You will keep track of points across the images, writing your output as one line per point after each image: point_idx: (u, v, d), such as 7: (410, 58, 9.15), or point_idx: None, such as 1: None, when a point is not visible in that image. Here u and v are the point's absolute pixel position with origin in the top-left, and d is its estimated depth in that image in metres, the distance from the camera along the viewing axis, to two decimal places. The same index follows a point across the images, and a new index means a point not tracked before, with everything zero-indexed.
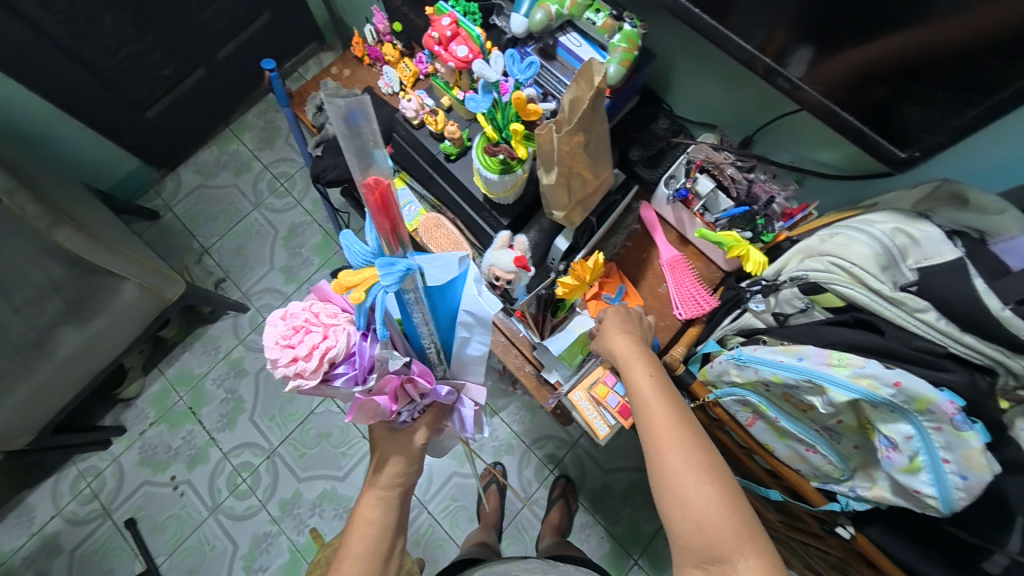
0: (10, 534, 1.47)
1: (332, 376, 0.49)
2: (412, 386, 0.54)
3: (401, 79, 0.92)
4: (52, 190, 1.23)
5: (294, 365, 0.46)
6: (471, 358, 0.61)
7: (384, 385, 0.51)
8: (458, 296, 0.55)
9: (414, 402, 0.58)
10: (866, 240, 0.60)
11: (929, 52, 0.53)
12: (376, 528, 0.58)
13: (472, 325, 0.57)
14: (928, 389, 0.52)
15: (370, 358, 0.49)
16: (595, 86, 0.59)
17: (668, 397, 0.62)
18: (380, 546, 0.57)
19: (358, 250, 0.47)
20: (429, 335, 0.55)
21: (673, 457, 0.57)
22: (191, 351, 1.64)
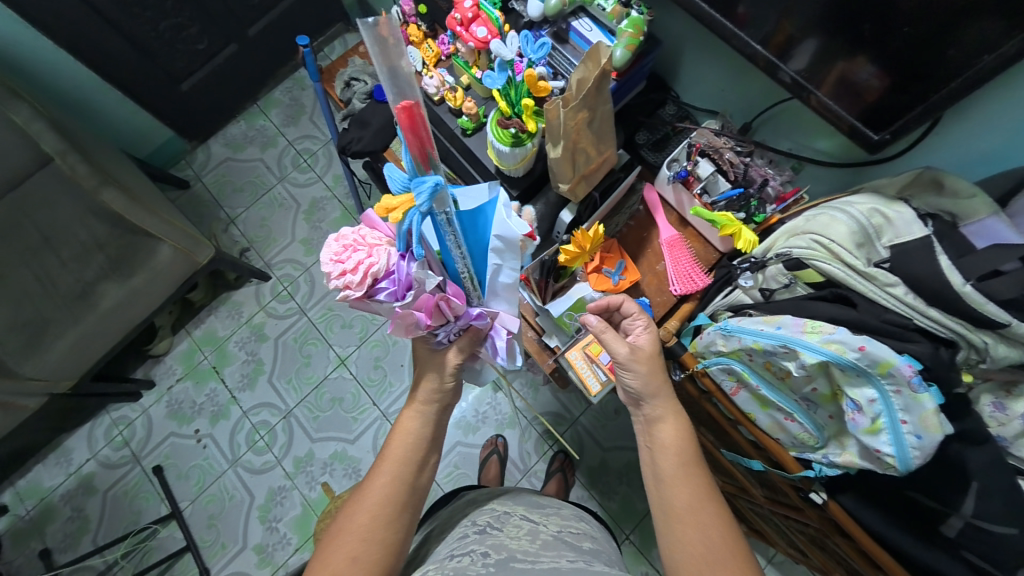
0: (50, 473, 1.60)
1: (375, 291, 0.59)
2: (446, 306, 0.63)
3: (423, 58, 0.98)
4: (98, 153, 1.33)
5: (345, 279, 0.55)
6: (504, 286, 0.67)
7: (419, 302, 0.59)
8: (490, 222, 0.60)
9: (449, 323, 0.66)
10: (845, 219, 0.65)
11: (902, 38, 0.57)
12: (414, 436, 0.69)
13: (502, 252, 0.62)
14: (889, 354, 0.58)
15: (406, 276, 0.57)
16: (601, 66, 0.65)
17: (683, 445, 0.67)
18: (415, 451, 0.68)
19: (397, 177, 0.54)
20: (462, 262, 0.62)
21: (685, 486, 0.64)
22: (217, 315, 1.74)
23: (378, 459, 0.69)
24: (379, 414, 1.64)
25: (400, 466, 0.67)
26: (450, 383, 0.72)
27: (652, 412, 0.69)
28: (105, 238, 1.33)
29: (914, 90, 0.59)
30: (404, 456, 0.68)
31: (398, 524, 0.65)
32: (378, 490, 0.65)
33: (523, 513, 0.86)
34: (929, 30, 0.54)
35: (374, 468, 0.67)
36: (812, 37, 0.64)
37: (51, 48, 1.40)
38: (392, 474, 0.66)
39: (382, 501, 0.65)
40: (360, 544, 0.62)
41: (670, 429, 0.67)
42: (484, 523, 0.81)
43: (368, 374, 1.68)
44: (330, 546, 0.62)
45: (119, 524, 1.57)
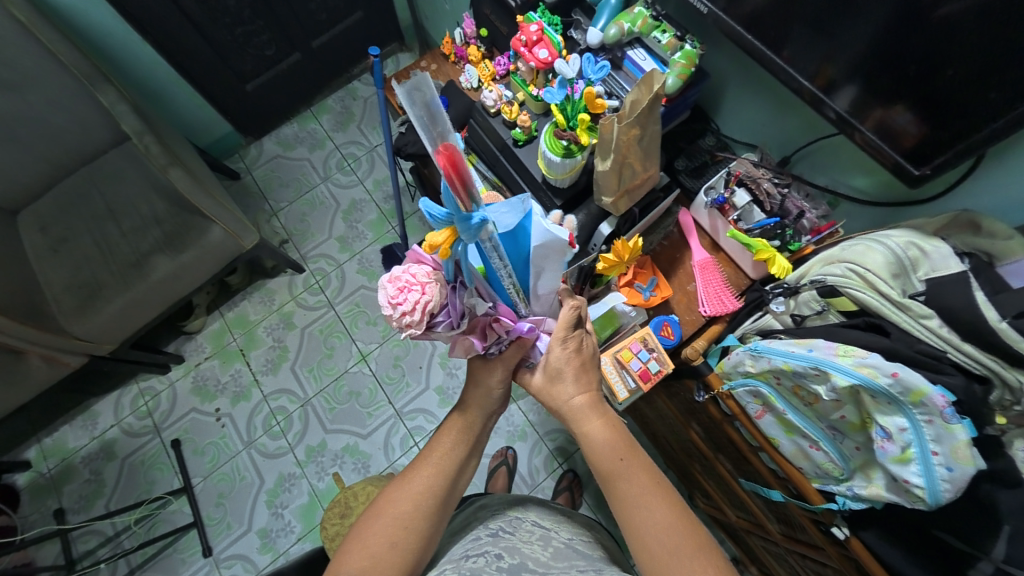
0: (76, 434, 1.66)
1: (433, 323, 0.57)
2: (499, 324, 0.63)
3: (479, 76, 1.06)
4: (168, 136, 1.44)
5: (405, 321, 0.52)
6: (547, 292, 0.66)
7: (475, 323, 0.61)
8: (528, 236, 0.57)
9: (500, 338, 0.66)
10: (882, 249, 0.68)
11: (944, 82, 0.60)
12: (463, 435, 0.71)
13: (543, 262, 0.61)
14: (923, 382, 0.59)
15: (460, 305, 0.58)
16: (653, 91, 0.70)
17: (618, 447, 0.65)
18: (460, 452, 0.70)
19: (437, 212, 0.50)
20: (508, 279, 0.62)
21: (622, 487, 0.63)
22: (250, 299, 1.81)
23: (424, 450, 0.71)
24: (393, 413, 1.67)
25: (444, 463, 0.69)
26: (499, 389, 0.71)
27: (575, 412, 0.68)
28: (164, 214, 1.42)
29: (955, 127, 0.61)
30: (449, 454, 0.70)
31: (434, 520, 0.66)
32: (421, 483, 0.67)
33: (534, 519, 0.87)
34: (970, 76, 0.57)
35: (419, 460, 0.70)
36: (852, 82, 0.69)
37: (138, 42, 1.54)
38: (437, 469, 0.68)
39: (424, 493, 0.67)
40: (400, 531, 0.64)
41: (593, 428, 0.67)
42: (495, 527, 0.82)
43: (387, 371, 1.72)
44: (369, 526, 0.65)
45: (133, 491, 1.61)
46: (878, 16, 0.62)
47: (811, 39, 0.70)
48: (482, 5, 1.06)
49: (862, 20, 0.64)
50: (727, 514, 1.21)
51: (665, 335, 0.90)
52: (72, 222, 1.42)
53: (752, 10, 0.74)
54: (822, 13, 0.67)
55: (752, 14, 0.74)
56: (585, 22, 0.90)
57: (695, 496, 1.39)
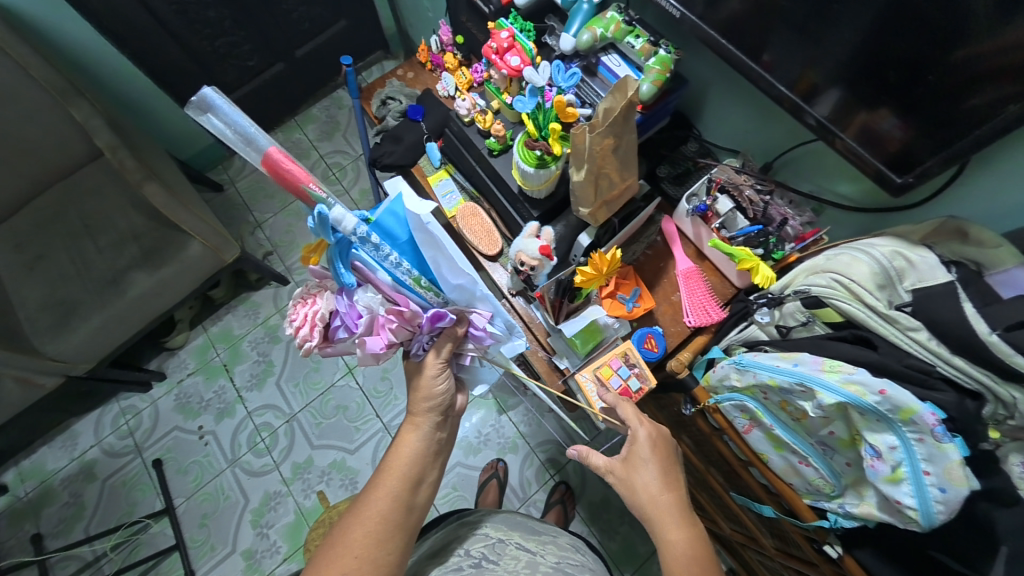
0: (55, 455, 1.62)
1: (334, 333, 0.59)
2: (401, 318, 0.59)
3: (456, 84, 1.03)
4: (145, 150, 1.41)
5: (300, 336, 0.56)
6: (452, 275, 0.61)
7: (370, 323, 0.57)
8: (401, 221, 0.56)
9: (417, 335, 0.64)
10: (866, 259, 0.65)
11: (924, 88, 0.58)
12: (415, 452, 0.68)
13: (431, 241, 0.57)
14: (912, 400, 0.56)
15: (350, 307, 0.56)
16: (628, 98, 0.67)
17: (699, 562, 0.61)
18: (412, 470, 0.67)
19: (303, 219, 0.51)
20: (400, 268, 0.58)
21: None
22: (234, 313, 1.78)
23: (378, 469, 0.68)
24: (380, 427, 1.63)
25: (397, 483, 0.66)
26: (439, 385, 0.68)
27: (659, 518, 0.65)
28: (142, 230, 1.39)
29: (938, 136, 0.60)
30: (402, 473, 0.67)
31: (391, 545, 0.64)
32: (374, 507, 0.64)
33: (519, 541, 0.84)
34: (950, 81, 0.56)
35: (372, 483, 0.67)
36: (836, 86, 0.66)
37: (116, 55, 1.51)
38: (388, 490, 0.65)
39: (378, 519, 0.64)
40: (354, 562, 0.61)
41: (676, 537, 0.63)
42: (478, 555, 0.79)
43: (374, 385, 1.68)
44: (325, 558, 0.62)
45: (113, 514, 1.57)
46: (860, 17, 0.59)
47: (792, 42, 0.68)
48: (458, 12, 1.03)
49: (841, 23, 0.62)
50: (720, 526, 1.17)
51: (648, 348, 0.87)
52: (46, 239, 1.38)
53: (731, 14, 0.71)
54: (804, 15, 0.64)
55: (731, 17, 0.71)
56: (559, 27, 0.87)
57: None
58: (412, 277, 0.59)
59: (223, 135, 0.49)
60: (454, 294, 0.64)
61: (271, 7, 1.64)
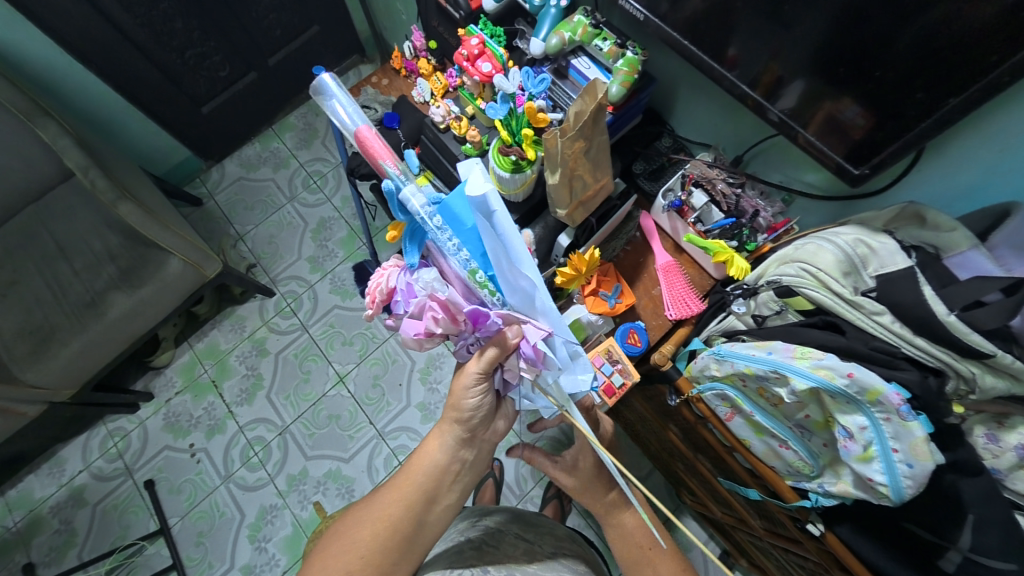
0: (43, 482, 1.59)
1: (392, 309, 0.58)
2: (445, 313, 0.52)
3: (432, 89, 1.04)
4: (118, 168, 1.39)
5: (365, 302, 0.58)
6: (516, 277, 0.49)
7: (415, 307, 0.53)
8: (466, 208, 0.48)
9: (466, 334, 0.57)
10: (831, 248, 0.68)
11: (875, 82, 0.61)
12: (434, 466, 0.68)
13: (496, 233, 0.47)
14: (878, 381, 0.58)
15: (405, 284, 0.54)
16: (597, 101, 0.68)
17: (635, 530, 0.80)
18: (428, 484, 0.67)
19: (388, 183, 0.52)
20: (457, 254, 0.50)
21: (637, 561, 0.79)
22: (219, 328, 1.76)
23: (398, 474, 0.69)
24: (375, 434, 1.63)
25: (412, 492, 0.67)
26: (471, 399, 0.64)
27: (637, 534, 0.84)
28: (118, 250, 1.36)
29: (890, 127, 0.63)
30: (418, 484, 0.67)
31: (394, 554, 0.64)
32: (384, 512, 0.66)
33: (518, 531, 0.87)
34: (897, 75, 0.58)
35: (388, 485, 0.68)
36: (798, 78, 0.68)
37: (83, 72, 1.48)
38: (402, 497, 0.66)
39: (387, 522, 0.65)
40: (358, 561, 0.62)
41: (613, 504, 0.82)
42: (479, 540, 0.83)
43: (366, 392, 1.67)
44: (330, 549, 0.65)
45: (106, 538, 1.55)
46: (814, 14, 0.61)
47: (754, 37, 0.69)
48: (429, 17, 1.04)
49: (794, 22, 0.64)
50: (712, 510, 1.19)
51: (631, 342, 0.89)
52: (18, 264, 1.35)
53: (692, 13, 0.73)
54: (762, 14, 0.66)
55: (694, 15, 0.73)
56: (529, 31, 0.88)
57: (680, 494, 1.38)
58: (468, 270, 0.50)
59: (331, 113, 0.51)
60: (515, 298, 0.53)
61: (240, 16, 1.62)
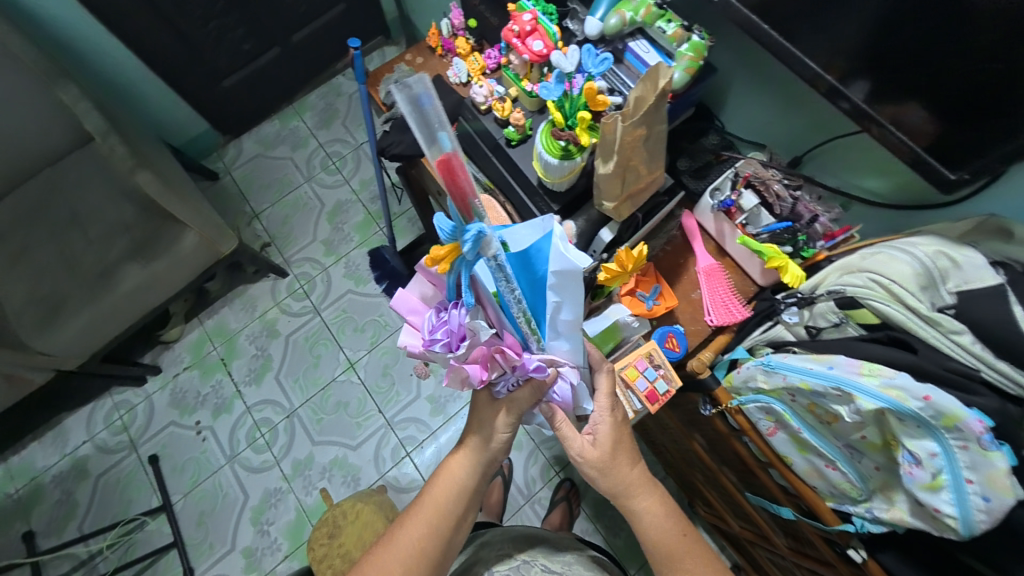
0: (45, 451, 1.57)
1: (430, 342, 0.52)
2: (502, 359, 0.55)
3: (469, 71, 0.98)
4: (138, 136, 1.34)
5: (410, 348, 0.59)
6: (564, 325, 0.56)
7: (473, 353, 0.52)
8: (544, 257, 0.51)
9: (506, 373, 0.58)
10: (906, 259, 0.64)
11: (961, 86, 0.55)
12: (458, 488, 0.65)
13: (564, 289, 0.52)
14: (957, 406, 0.54)
15: (459, 326, 0.51)
16: (659, 88, 0.64)
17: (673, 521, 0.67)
18: (454, 508, 0.65)
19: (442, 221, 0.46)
20: (519, 305, 0.52)
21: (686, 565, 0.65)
22: (230, 307, 1.72)
23: (418, 501, 0.66)
24: (383, 423, 1.60)
25: (437, 517, 0.64)
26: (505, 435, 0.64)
27: (627, 492, 0.67)
28: (134, 220, 1.33)
29: (994, 124, 0.54)
30: (444, 510, 0.64)
31: None
32: (409, 542, 0.63)
33: (543, 562, 0.81)
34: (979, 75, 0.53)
35: (410, 515, 0.65)
36: (862, 77, 0.63)
37: (106, 36, 1.44)
38: (430, 525, 0.64)
39: (417, 551, 0.63)
40: None
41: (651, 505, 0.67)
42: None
43: (376, 381, 1.64)
44: None
45: (108, 512, 1.53)
46: None
47: None
48: None
49: None
50: (730, 524, 1.15)
51: (670, 347, 0.84)
52: (31, 230, 1.32)
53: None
54: None
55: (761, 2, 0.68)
56: (581, 11, 0.84)
57: (694, 504, 1.34)
58: (524, 316, 0.53)
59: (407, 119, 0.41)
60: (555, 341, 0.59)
61: None
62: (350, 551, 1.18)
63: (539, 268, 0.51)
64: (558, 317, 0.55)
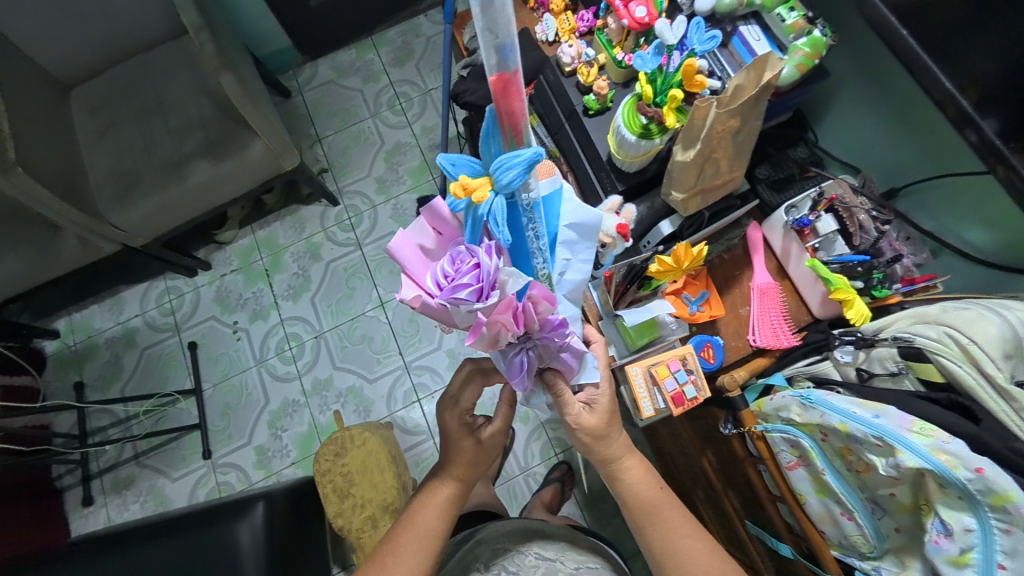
0: (103, 316, 1.73)
1: (454, 292, 0.44)
2: (531, 314, 0.49)
3: (558, 30, 0.91)
4: (226, 38, 1.37)
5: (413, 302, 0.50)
6: (570, 285, 0.58)
7: (503, 305, 0.46)
8: (556, 213, 0.54)
9: (525, 339, 0.53)
10: (996, 321, 0.58)
11: None
12: (444, 505, 0.69)
13: (574, 244, 0.56)
14: (1013, 486, 0.49)
15: (492, 271, 0.44)
16: (764, 80, 0.60)
17: (653, 483, 0.68)
18: (443, 529, 0.69)
19: (463, 163, 0.44)
20: (542, 257, 0.52)
21: (665, 525, 0.65)
22: (282, 223, 1.80)
23: (402, 524, 0.69)
24: (401, 365, 1.65)
25: (426, 539, 0.67)
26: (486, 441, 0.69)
27: (613, 454, 0.67)
28: (210, 120, 1.38)
29: None
30: (431, 528, 0.68)
31: None
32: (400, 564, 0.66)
33: (537, 550, 0.79)
34: None
35: (397, 540, 0.68)
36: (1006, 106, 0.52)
37: None
38: (421, 544, 0.67)
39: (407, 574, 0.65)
40: None
41: (633, 467, 0.67)
42: (500, 571, 0.76)
43: (402, 324, 1.69)
44: None
45: (147, 382, 1.68)
46: None
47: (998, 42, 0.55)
48: None
49: None
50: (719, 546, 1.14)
51: (704, 356, 0.82)
52: (120, 110, 1.40)
53: None
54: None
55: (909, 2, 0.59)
56: None
57: None
58: (544, 273, 0.53)
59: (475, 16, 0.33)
60: (563, 307, 0.59)
61: None
62: (351, 473, 1.25)
63: (553, 224, 0.54)
64: (564, 277, 0.57)
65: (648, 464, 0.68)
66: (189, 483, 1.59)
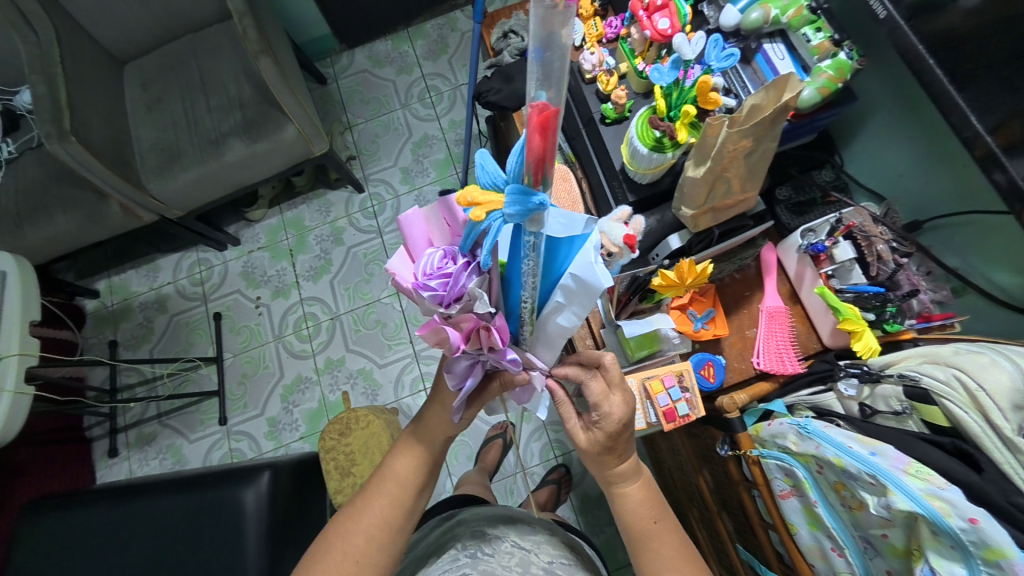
0: (139, 280, 1.84)
1: (420, 287, 0.45)
2: (488, 338, 0.49)
3: (585, 35, 0.90)
4: (268, 23, 1.42)
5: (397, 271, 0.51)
6: (559, 329, 0.53)
7: (462, 318, 0.47)
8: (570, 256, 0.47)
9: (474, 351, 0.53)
10: (1008, 369, 0.55)
11: None
12: (419, 456, 0.66)
13: (571, 294, 0.49)
14: (1008, 542, 0.47)
15: (463, 285, 0.44)
16: (782, 100, 0.58)
17: (652, 503, 0.64)
18: (416, 478, 0.65)
19: (490, 171, 0.40)
20: (530, 293, 0.48)
21: (657, 551, 0.62)
22: (308, 206, 1.86)
23: (377, 476, 0.66)
24: (411, 353, 1.69)
25: (398, 490, 0.65)
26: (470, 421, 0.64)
27: (616, 476, 0.63)
28: (248, 101, 1.44)
29: None
30: (404, 482, 0.65)
31: (392, 550, 0.64)
32: (371, 516, 0.64)
33: (515, 538, 0.80)
34: None
35: (368, 491, 0.65)
36: None
37: None
38: (392, 498, 0.64)
39: (378, 526, 0.63)
40: (353, 566, 0.62)
41: (631, 491, 0.63)
42: (475, 550, 0.77)
43: (416, 313, 1.72)
44: (315, 561, 0.62)
45: (174, 346, 1.78)
46: None
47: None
48: None
49: None
50: None
51: (704, 375, 0.81)
52: (166, 87, 1.48)
53: None
54: None
55: (942, 32, 0.60)
56: None
57: None
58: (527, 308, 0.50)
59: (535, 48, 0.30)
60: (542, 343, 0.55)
61: None
62: (353, 453, 1.29)
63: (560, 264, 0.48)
64: (551, 317, 0.52)
65: (647, 483, 0.64)
66: (205, 445, 1.68)
